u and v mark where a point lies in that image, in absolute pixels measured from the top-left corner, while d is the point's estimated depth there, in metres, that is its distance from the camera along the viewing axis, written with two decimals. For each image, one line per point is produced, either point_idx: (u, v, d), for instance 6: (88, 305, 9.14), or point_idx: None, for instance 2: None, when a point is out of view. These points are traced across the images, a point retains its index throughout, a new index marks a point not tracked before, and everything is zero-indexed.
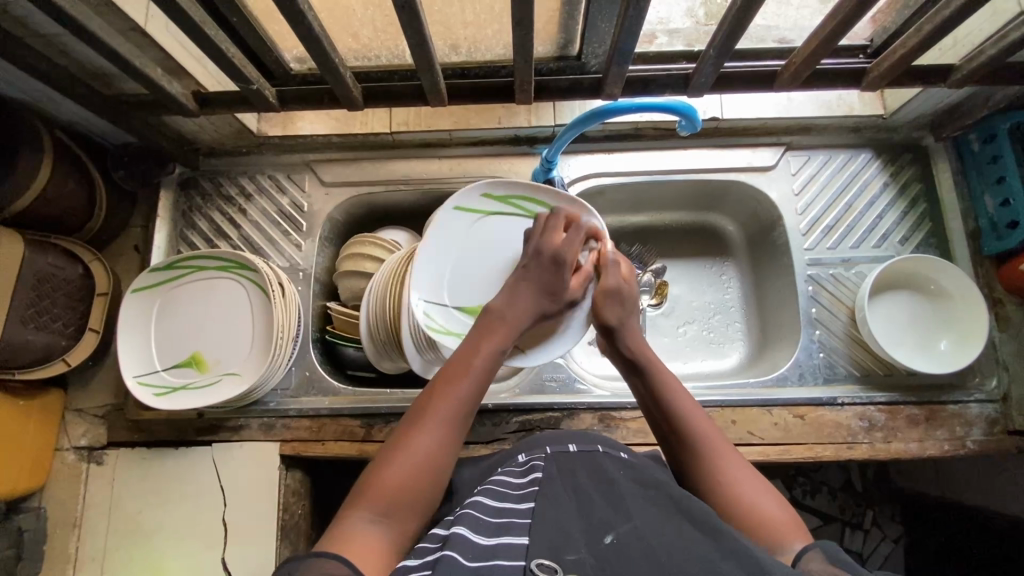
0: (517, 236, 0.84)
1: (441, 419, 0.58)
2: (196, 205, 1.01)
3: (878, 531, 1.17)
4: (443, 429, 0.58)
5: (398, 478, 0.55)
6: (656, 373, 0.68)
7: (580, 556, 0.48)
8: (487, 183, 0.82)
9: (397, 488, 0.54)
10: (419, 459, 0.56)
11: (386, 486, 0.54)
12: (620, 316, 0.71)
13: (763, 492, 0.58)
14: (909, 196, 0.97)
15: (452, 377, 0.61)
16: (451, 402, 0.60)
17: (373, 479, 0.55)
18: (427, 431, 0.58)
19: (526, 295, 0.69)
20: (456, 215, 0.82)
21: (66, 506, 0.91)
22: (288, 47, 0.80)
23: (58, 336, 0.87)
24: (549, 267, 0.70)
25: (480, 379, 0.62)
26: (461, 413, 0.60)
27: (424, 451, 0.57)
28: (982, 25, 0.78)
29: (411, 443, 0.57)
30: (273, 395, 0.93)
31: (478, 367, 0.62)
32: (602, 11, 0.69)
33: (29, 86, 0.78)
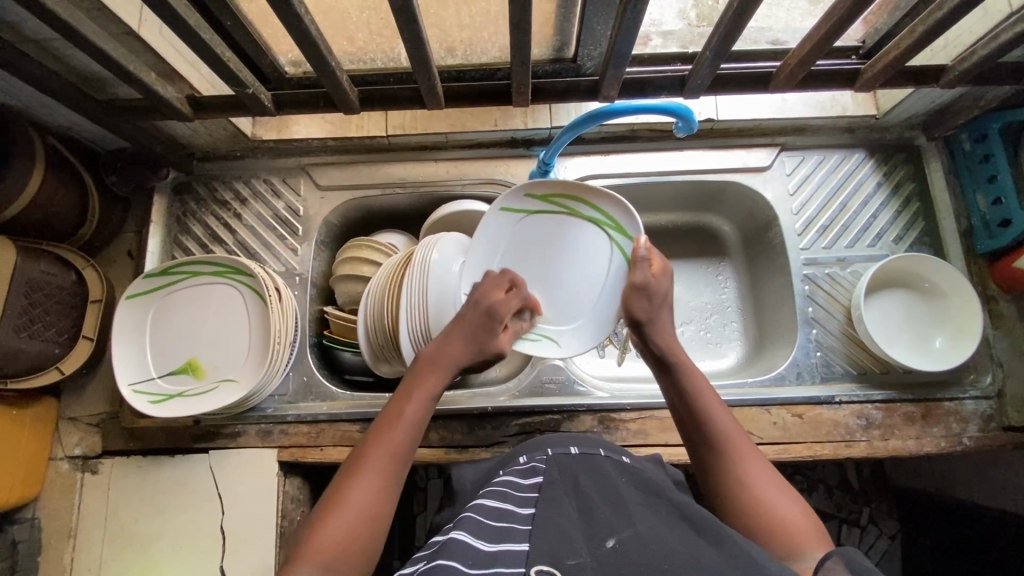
0: (560, 237, 0.85)
1: (380, 469, 0.61)
2: (190, 210, 1.00)
3: (874, 528, 1.19)
4: (381, 480, 0.60)
5: (338, 533, 0.55)
6: (685, 369, 0.70)
7: (581, 560, 0.48)
8: (528, 183, 0.82)
9: (338, 545, 0.54)
10: (357, 512, 0.57)
11: (324, 543, 0.54)
12: (648, 312, 0.75)
13: (781, 495, 0.59)
14: (902, 195, 0.98)
15: (389, 426, 0.64)
16: (390, 451, 0.62)
17: (312, 538, 0.55)
18: (367, 481, 0.59)
19: (456, 344, 0.72)
20: (504, 216, 0.84)
21: (60, 517, 0.90)
22: (282, 50, 0.79)
23: (52, 344, 0.86)
24: (481, 316, 0.75)
25: (415, 427, 0.65)
26: (398, 464, 0.62)
27: (363, 504, 0.58)
28: (973, 26, 0.79)
29: (350, 496, 0.58)
30: (270, 401, 0.93)
31: (413, 413, 0.66)
32: (598, 15, 0.70)
33: (21, 92, 0.77)
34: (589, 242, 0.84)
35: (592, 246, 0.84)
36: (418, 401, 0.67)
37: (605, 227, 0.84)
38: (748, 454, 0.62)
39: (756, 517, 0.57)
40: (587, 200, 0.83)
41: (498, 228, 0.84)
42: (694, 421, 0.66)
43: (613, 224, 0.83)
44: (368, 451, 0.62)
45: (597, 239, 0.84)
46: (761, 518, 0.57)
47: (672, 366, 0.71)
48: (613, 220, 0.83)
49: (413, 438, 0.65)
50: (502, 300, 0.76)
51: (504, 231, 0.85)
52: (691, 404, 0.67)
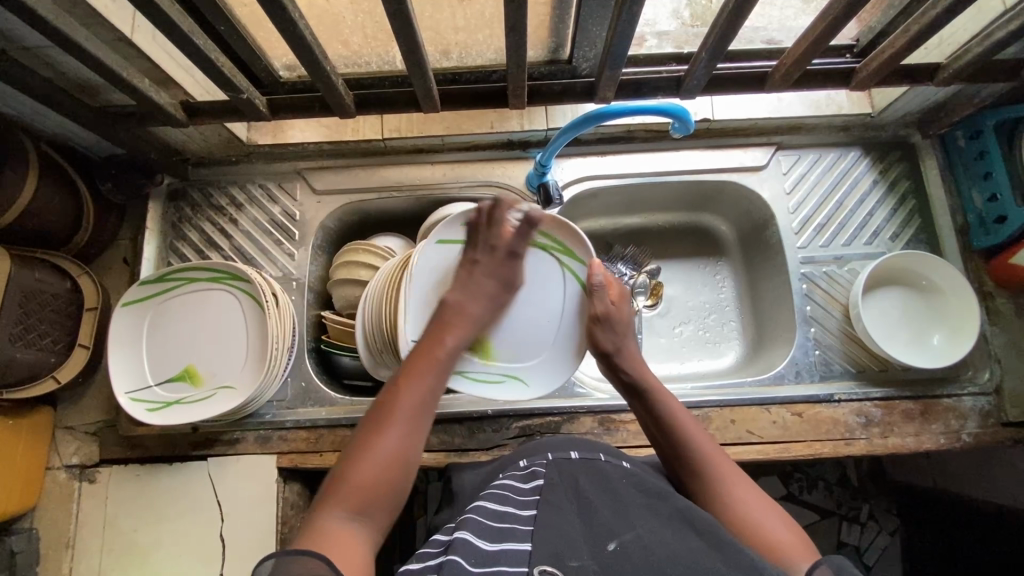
0: None
1: (405, 419, 0.62)
2: (186, 217, 1.00)
3: (875, 523, 1.19)
4: (407, 429, 0.61)
5: (365, 479, 0.58)
6: (663, 398, 0.69)
7: (582, 562, 0.48)
8: (464, 211, 0.80)
9: (368, 485, 0.58)
10: (383, 462, 0.59)
11: (354, 486, 0.58)
12: (615, 343, 0.74)
13: (769, 513, 0.59)
14: (898, 193, 0.98)
15: (411, 376, 0.64)
16: (413, 400, 0.63)
17: (342, 481, 0.59)
18: (394, 429, 0.61)
19: (484, 287, 0.74)
20: (440, 249, 0.81)
21: (58, 527, 0.89)
22: (278, 54, 0.79)
23: (47, 353, 0.85)
24: (505, 260, 0.75)
25: (439, 375, 0.66)
26: (424, 407, 0.63)
27: (388, 456, 0.60)
28: (966, 24, 0.79)
29: (376, 444, 0.60)
30: (269, 408, 0.92)
31: (439, 360, 0.66)
32: (593, 15, 0.69)
33: (14, 100, 0.77)
34: (539, 269, 0.80)
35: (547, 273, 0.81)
36: (444, 348, 0.67)
37: (553, 251, 0.80)
38: (734, 478, 0.62)
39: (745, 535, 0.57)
40: (531, 226, 0.81)
41: (437, 259, 0.81)
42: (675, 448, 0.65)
43: (561, 248, 0.80)
44: (394, 400, 0.63)
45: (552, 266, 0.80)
46: (749, 538, 0.57)
47: (646, 393, 0.70)
48: (561, 244, 0.80)
49: (439, 384, 0.65)
50: (513, 235, 0.76)
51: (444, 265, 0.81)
52: (669, 430, 0.66)
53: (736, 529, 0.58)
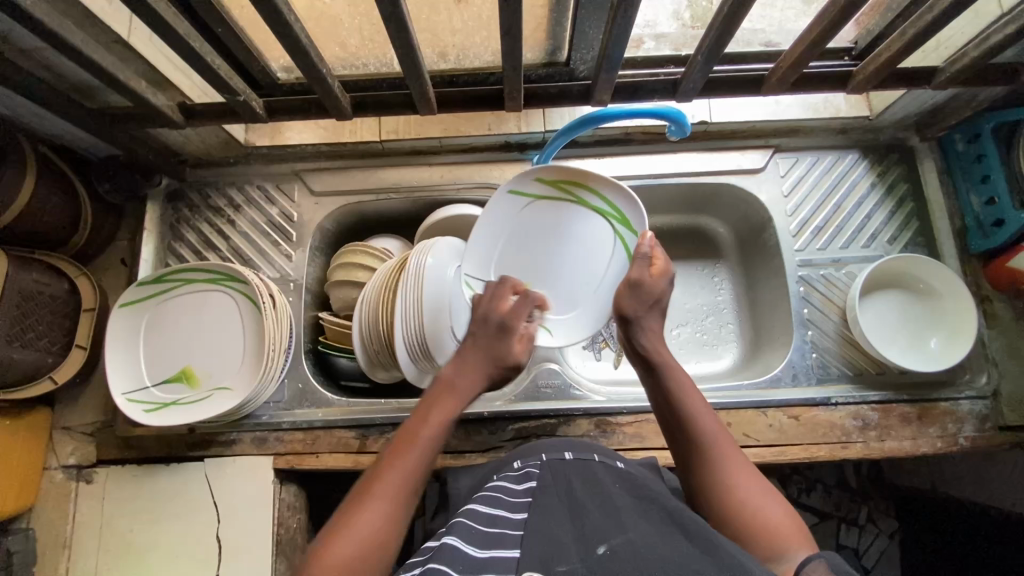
0: (565, 226, 0.84)
1: (388, 502, 0.55)
2: (184, 218, 1.00)
3: (873, 527, 1.17)
4: (390, 506, 0.55)
5: (339, 558, 0.50)
6: (674, 374, 0.68)
7: (570, 566, 0.47)
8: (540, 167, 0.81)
9: (339, 574, 0.49)
10: (361, 540, 0.52)
11: (323, 574, 0.49)
12: (638, 309, 0.73)
13: (765, 494, 0.58)
14: (896, 195, 0.98)
15: (400, 449, 0.59)
16: (398, 480, 0.57)
17: (314, 561, 0.51)
18: (376, 505, 0.54)
19: (472, 362, 0.68)
20: (511, 199, 0.83)
21: (54, 527, 0.90)
22: (275, 57, 0.79)
23: (44, 354, 0.85)
24: (497, 332, 0.70)
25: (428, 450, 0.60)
26: (408, 491, 0.57)
27: (367, 535, 0.52)
28: (964, 27, 0.79)
29: (356, 522, 0.53)
30: (266, 409, 0.92)
31: (428, 437, 0.60)
32: (589, 18, 0.69)
33: (11, 101, 0.77)
34: (594, 234, 0.83)
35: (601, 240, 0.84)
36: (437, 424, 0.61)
37: (611, 219, 0.83)
38: (733, 457, 0.61)
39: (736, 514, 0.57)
40: (597, 190, 0.82)
41: (503, 209, 0.83)
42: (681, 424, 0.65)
43: (618, 217, 0.82)
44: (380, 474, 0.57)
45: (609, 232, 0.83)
46: (740, 514, 0.56)
47: (658, 368, 0.69)
48: (619, 212, 0.82)
49: (426, 465, 0.59)
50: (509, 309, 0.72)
51: (509, 216, 0.84)
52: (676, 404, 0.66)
53: (729, 506, 0.58)
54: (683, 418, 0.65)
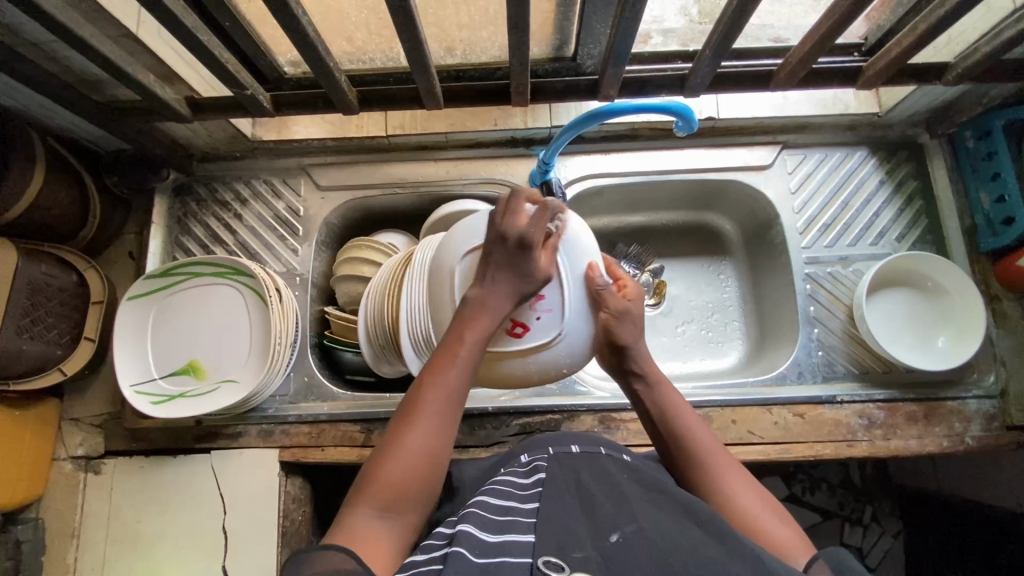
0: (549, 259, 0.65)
1: (433, 419, 0.57)
2: (191, 212, 1.01)
3: (877, 526, 1.18)
4: (436, 424, 0.57)
5: (394, 479, 0.54)
6: (662, 388, 0.67)
7: (586, 553, 0.47)
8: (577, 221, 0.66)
9: (398, 484, 0.54)
10: (413, 460, 0.55)
11: (384, 486, 0.53)
12: (634, 335, 0.66)
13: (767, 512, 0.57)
14: (905, 193, 0.97)
15: (443, 366, 0.59)
16: (441, 400, 0.57)
17: (370, 479, 0.54)
18: (425, 422, 0.56)
19: (498, 287, 0.60)
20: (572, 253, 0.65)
21: (63, 518, 0.91)
22: (282, 51, 0.79)
23: (54, 346, 0.86)
24: (514, 252, 0.60)
25: (469, 365, 0.59)
26: (452, 405, 0.58)
27: (415, 454, 0.55)
28: (977, 22, 0.78)
29: (404, 443, 0.55)
30: (272, 402, 0.93)
31: (465, 356, 0.59)
32: (597, 12, 0.69)
33: (20, 94, 0.77)
34: None
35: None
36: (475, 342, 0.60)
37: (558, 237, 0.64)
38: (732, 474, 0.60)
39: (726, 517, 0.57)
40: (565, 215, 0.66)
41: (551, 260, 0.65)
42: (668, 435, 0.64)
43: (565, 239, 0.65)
44: (422, 393, 0.57)
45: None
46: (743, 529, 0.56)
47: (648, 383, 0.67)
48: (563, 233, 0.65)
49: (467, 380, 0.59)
50: (530, 222, 0.61)
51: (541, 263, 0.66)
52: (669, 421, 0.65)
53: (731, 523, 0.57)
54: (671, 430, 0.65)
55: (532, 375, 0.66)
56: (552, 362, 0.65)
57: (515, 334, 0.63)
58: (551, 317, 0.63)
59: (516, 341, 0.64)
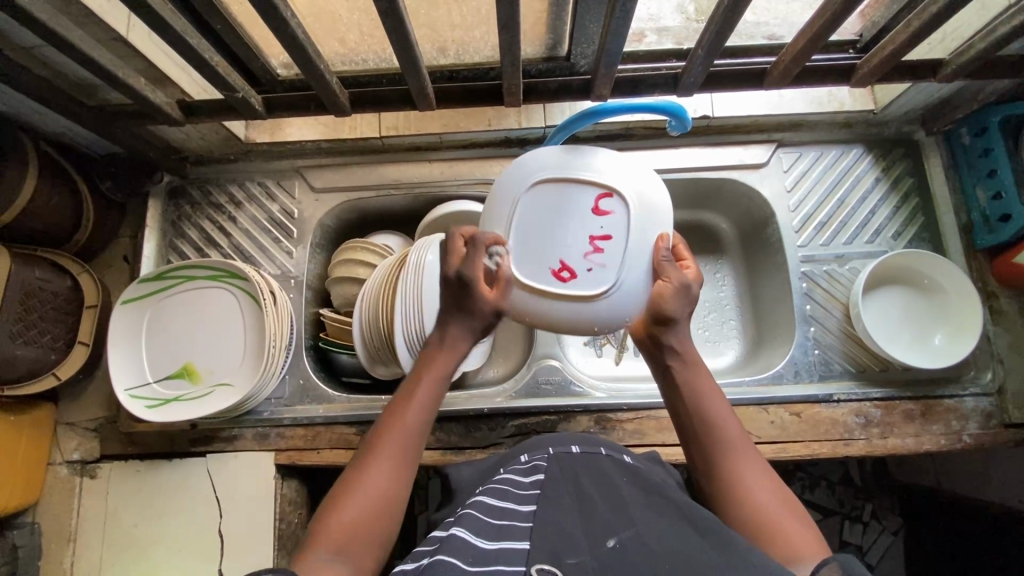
0: (619, 221, 0.66)
1: (393, 458, 0.59)
2: (185, 215, 1.00)
3: (877, 524, 1.17)
4: (395, 466, 0.58)
5: (348, 518, 0.54)
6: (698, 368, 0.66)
7: (581, 559, 0.47)
8: (660, 202, 0.68)
9: (354, 525, 0.54)
10: (367, 501, 0.55)
11: (340, 526, 0.54)
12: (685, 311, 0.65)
13: (784, 507, 0.56)
14: (901, 190, 0.97)
15: (403, 407, 0.62)
16: (402, 440, 0.60)
17: (326, 521, 0.54)
18: (383, 461, 0.58)
19: (455, 328, 0.67)
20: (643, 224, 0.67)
21: (60, 522, 0.91)
22: (274, 53, 0.79)
23: (48, 350, 0.86)
24: (457, 291, 0.66)
25: (427, 408, 0.63)
26: (412, 447, 0.60)
27: (373, 495, 0.56)
28: (971, 19, 0.78)
29: (360, 484, 0.56)
30: (267, 404, 0.93)
31: (425, 397, 0.63)
32: (589, 11, 0.68)
33: (11, 99, 0.77)
34: (606, 203, 0.67)
35: (581, 206, 0.67)
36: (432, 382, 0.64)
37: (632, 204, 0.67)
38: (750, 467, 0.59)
39: (743, 507, 0.56)
40: (650, 186, 0.68)
41: (620, 222, 0.67)
42: (696, 419, 0.63)
43: (642, 208, 0.67)
44: (383, 434, 0.60)
45: (583, 176, 0.67)
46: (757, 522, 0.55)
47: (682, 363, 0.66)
48: (643, 203, 0.67)
49: (427, 421, 0.62)
50: (466, 261, 0.66)
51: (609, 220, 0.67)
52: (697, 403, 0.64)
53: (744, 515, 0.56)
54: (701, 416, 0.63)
55: (562, 322, 0.69)
56: (588, 315, 0.68)
57: (560, 277, 0.67)
58: (602, 271, 0.66)
59: (559, 284, 0.67)
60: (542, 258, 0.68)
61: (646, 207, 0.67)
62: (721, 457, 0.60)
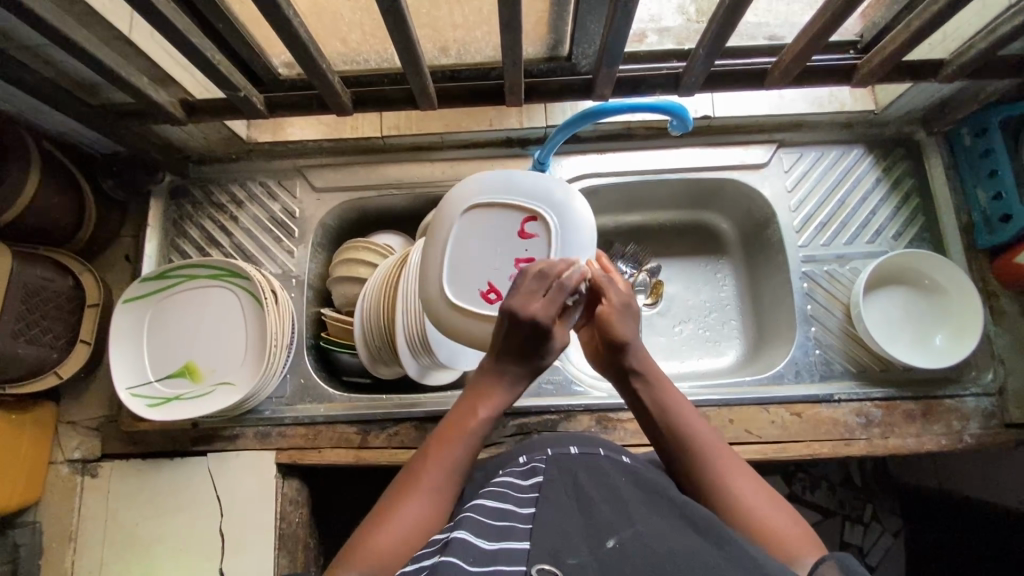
0: (540, 244, 0.71)
1: (432, 488, 0.60)
2: (187, 214, 1.01)
3: (878, 525, 1.16)
4: (433, 499, 0.59)
5: (386, 551, 0.54)
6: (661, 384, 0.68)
7: (581, 559, 0.47)
8: (582, 224, 0.71)
9: (391, 552, 0.54)
10: (406, 532, 0.56)
11: (378, 549, 0.54)
12: (634, 332, 0.68)
13: (776, 506, 0.57)
14: (901, 191, 0.97)
15: (446, 439, 0.63)
16: (442, 473, 0.61)
17: (364, 542, 0.55)
18: (425, 495, 0.59)
19: (510, 368, 0.66)
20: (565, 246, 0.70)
21: (61, 521, 0.91)
22: (277, 53, 0.79)
23: (50, 349, 0.86)
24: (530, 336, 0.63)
25: (470, 445, 0.64)
26: (451, 482, 0.61)
27: (411, 524, 0.57)
28: (970, 19, 0.78)
29: (401, 512, 0.57)
30: (268, 404, 0.93)
31: (470, 432, 0.64)
32: (591, 11, 0.69)
33: (15, 98, 0.77)
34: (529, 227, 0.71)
35: (505, 230, 0.71)
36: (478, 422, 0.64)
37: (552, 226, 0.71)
38: (736, 468, 0.60)
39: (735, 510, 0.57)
40: (570, 206, 0.71)
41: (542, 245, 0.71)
42: (669, 433, 0.64)
43: (563, 231, 0.71)
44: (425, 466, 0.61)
45: (506, 200, 0.72)
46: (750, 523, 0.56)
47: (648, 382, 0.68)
48: (563, 224, 0.71)
49: (469, 459, 0.63)
50: (550, 311, 0.62)
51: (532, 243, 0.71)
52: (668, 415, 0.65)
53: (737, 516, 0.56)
54: (671, 427, 0.64)
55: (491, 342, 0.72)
56: None
57: (488, 298, 0.70)
58: None
59: (488, 305, 0.71)
60: (471, 281, 0.71)
61: (570, 231, 0.71)
62: (698, 461, 0.61)
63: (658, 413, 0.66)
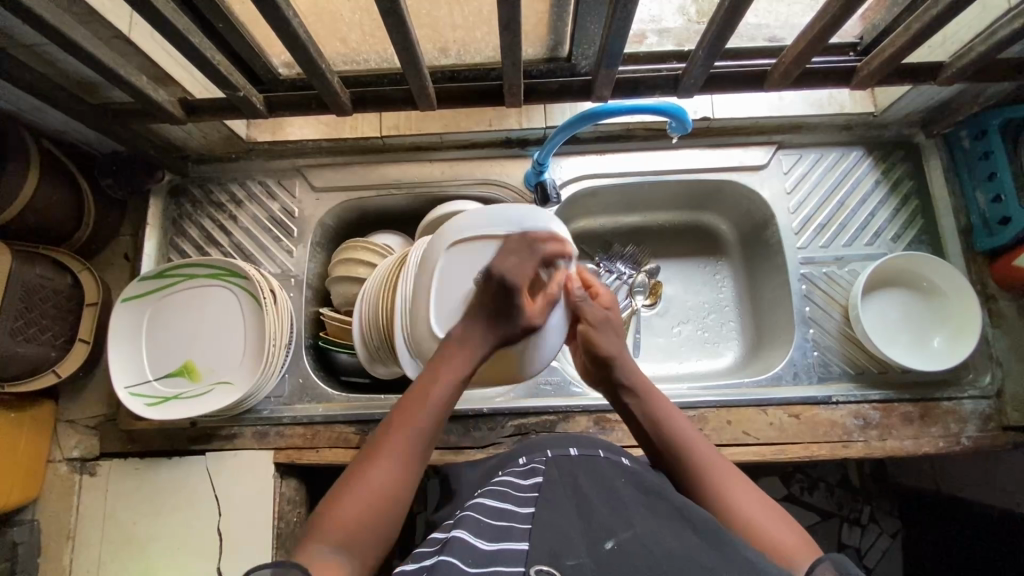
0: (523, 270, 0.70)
1: (396, 455, 0.59)
2: (186, 213, 1.01)
3: (875, 526, 1.17)
4: (399, 464, 0.59)
5: (348, 520, 0.55)
6: (655, 401, 0.68)
7: (580, 560, 0.47)
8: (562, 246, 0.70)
9: (354, 520, 0.55)
10: (369, 499, 0.56)
11: (341, 519, 0.55)
12: (619, 347, 0.70)
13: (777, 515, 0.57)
14: (900, 193, 0.97)
15: (413, 402, 0.62)
16: (408, 438, 0.60)
17: (329, 511, 0.56)
18: (384, 464, 0.58)
19: (480, 329, 0.66)
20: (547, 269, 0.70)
21: (59, 519, 0.91)
22: (276, 52, 0.79)
23: (48, 348, 0.86)
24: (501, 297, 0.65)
25: (439, 406, 0.63)
26: (417, 445, 0.61)
27: (376, 490, 0.57)
28: (970, 22, 0.78)
29: (364, 480, 0.57)
30: (267, 403, 0.93)
31: (436, 398, 0.63)
32: (590, 12, 0.68)
33: (14, 97, 0.77)
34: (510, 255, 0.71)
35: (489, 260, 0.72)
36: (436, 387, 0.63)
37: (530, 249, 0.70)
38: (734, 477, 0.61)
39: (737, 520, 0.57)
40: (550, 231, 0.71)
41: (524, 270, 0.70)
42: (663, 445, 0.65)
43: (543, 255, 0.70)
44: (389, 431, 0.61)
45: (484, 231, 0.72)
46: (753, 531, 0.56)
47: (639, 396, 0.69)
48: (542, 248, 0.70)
49: (437, 421, 0.63)
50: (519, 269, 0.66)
51: None
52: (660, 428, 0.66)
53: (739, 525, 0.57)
54: (666, 440, 0.65)
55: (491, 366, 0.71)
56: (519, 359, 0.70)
57: None
58: None
59: None
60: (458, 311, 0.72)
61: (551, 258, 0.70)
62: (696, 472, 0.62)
63: (650, 429, 0.66)
